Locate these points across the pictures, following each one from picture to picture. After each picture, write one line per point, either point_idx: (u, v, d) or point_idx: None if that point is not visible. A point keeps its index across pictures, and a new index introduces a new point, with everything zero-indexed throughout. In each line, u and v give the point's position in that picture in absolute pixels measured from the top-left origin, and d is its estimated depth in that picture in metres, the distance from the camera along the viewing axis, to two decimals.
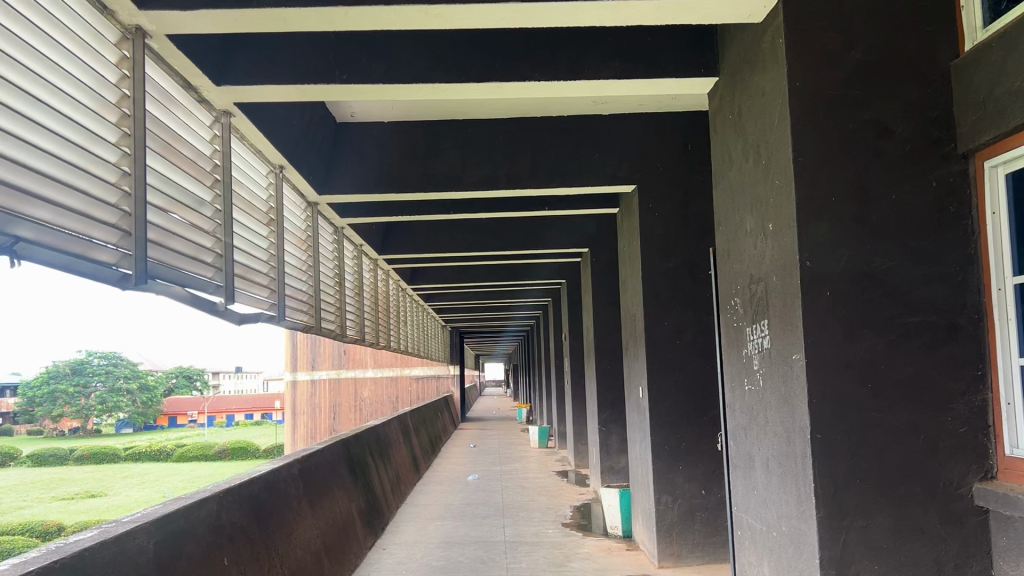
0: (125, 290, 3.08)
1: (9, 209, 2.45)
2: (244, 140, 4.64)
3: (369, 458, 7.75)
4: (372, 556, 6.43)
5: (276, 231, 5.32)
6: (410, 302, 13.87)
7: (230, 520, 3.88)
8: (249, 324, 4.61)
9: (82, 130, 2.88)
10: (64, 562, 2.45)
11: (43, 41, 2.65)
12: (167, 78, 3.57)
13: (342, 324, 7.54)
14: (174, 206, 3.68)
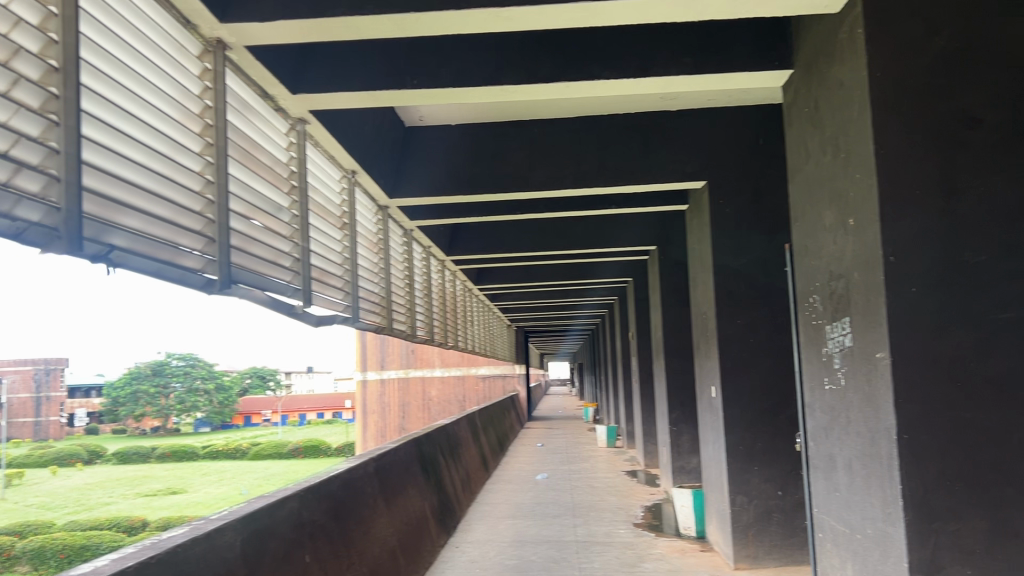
0: (210, 295, 3.18)
1: (102, 218, 2.55)
2: (318, 147, 4.73)
3: (440, 455, 7.82)
4: (446, 554, 6.47)
5: (349, 235, 5.41)
6: (476, 302, 13.95)
7: (311, 518, 3.98)
8: (326, 326, 4.71)
9: (169, 141, 2.98)
10: (159, 558, 2.55)
11: (132, 57, 2.75)
12: (246, 88, 3.67)
13: (412, 324, 7.64)
14: (254, 213, 3.79)
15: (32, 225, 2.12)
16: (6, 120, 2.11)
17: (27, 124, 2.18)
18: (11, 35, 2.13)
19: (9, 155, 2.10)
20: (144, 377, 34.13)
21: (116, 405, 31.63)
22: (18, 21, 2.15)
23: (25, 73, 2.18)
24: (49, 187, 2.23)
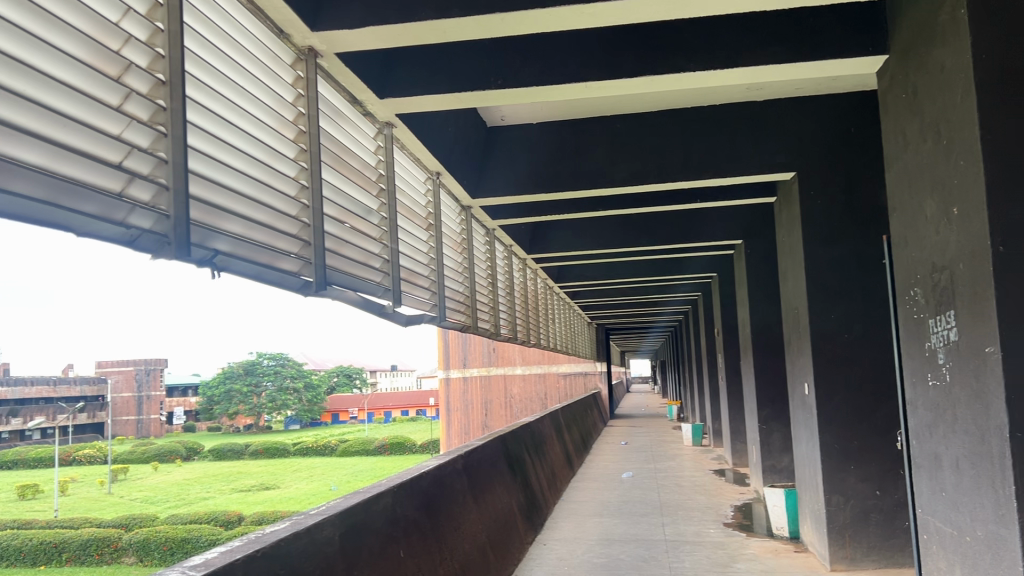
0: (307, 297, 3.29)
1: (206, 224, 2.65)
2: (404, 150, 4.80)
3: (525, 453, 7.84)
4: (534, 552, 6.50)
5: (435, 236, 5.49)
6: (557, 300, 13.96)
7: (405, 513, 4.06)
8: (414, 325, 4.80)
9: (266, 148, 3.09)
10: (264, 552, 2.62)
11: (229, 69, 2.83)
12: (337, 95, 3.76)
13: (496, 323, 7.68)
14: (346, 216, 3.88)
15: (144, 232, 2.23)
16: (119, 133, 2.22)
17: (138, 136, 2.29)
18: (122, 51, 2.25)
19: (122, 166, 2.22)
20: (238, 378, 45.60)
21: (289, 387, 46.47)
22: (128, 38, 2.26)
23: (135, 88, 2.28)
24: (159, 196, 2.32)
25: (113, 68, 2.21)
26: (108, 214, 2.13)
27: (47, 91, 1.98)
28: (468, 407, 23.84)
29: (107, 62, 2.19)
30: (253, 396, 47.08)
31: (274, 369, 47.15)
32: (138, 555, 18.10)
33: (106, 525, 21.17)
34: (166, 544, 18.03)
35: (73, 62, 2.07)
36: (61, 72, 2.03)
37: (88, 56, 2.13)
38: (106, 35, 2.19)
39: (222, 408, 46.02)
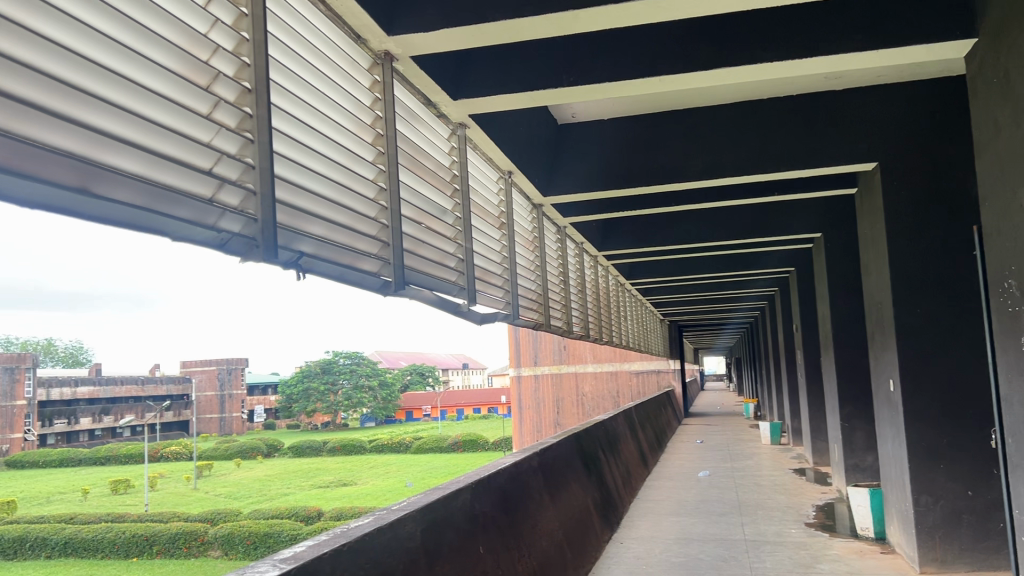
0: (386, 297, 3.36)
1: (291, 226, 2.74)
2: (477, 150, 4.83)
3: (600, 452, 7.80)
4: (611, 550, 6.46)
5: (507, 235, 5.51)
6: (629, 296, 13.84)
7: (482, 510, 4.08)
8: (489, 324, 4.83)
9: (345, 151, 3.16)
10: (349, 546, 2.67)
11: (309, 74, 2.90)
12: (412, 97, 3.81)
13: (569, 321, 7.69)
14: (422, 217, 3.95)
15: (235, 236, 2.31)
16: (208, 140, 2.31)
17: (226, 143, 2.37)
18: (211, 61, 2.32)
19: (212, 172, 2.30)
20: (315, 378, 46.91)
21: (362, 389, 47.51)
22: (216, 48, 2.33)
23: (223, 96, 2.36)
24: (247, 201, 2.40)
25: (203, 78, 2.29)
26: (201, 218, 2.21)
27: (143, 102, 2.07)
28: (540, 404, 24.04)
29: (197, 72, 2.26)
30: (331, 394, 48.25)
31: (350, 368, 48.22)
32: (224, 548, 19.07)
33: (192, 519, 22.01)
34: (249, 539, 18.77)
35: (166, 74, 2.14)
36: (157, 83, 2.12)
37: (180, 68, 2.21)
38: (196, 46, 2.26)
39: (302, 406, 47.49)
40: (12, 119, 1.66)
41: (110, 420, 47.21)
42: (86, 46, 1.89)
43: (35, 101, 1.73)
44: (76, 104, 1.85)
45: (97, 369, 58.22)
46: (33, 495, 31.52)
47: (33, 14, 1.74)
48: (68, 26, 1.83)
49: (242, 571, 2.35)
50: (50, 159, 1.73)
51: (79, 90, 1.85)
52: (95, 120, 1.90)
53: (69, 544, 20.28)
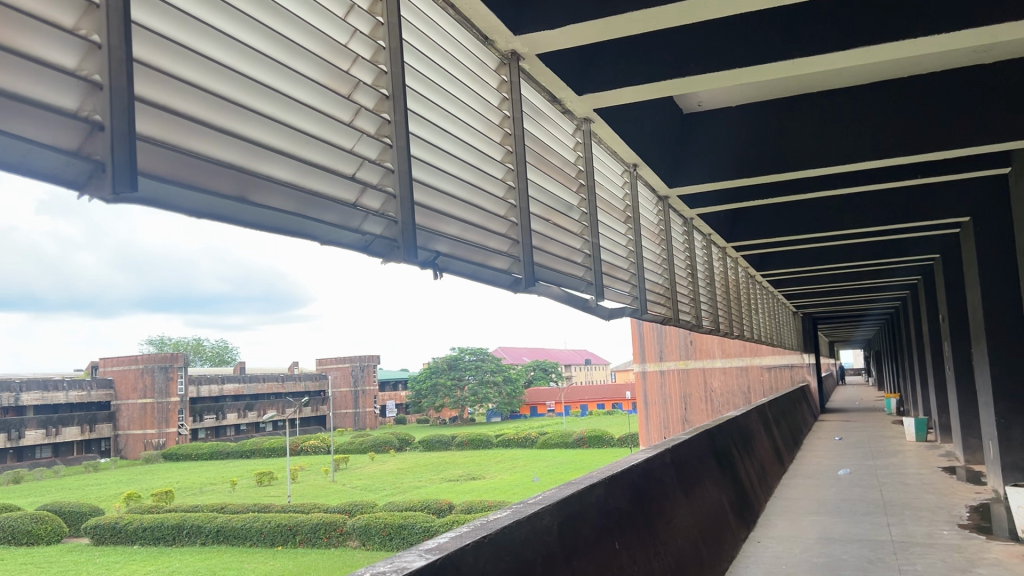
0: (517, 293, 3.43)
1: (427, 228, 2.85)
2: (601, 144, 4.77)
3: (733, 448, 7.61)
4: (748, 549, 6.29)
5: (632, 228, 5.45)
6: (760, 289, 13.44)
7: (617, 505, 4.07)
8: (618, 317, 4.80)
9: (475, 153, 3.22)
10: (490, 537, 2.72)
11: (436, 78, 2.94)
12: (536, 95, 3.81)
13: (698, 314, 7.58)
14: (551, 214, 3.99)
15: (377, 238, 2.43)
16: (351, 147, 2.41)
17: (367, 149, 2.47)
18: (351, 71, 2.40)
19: (355, 177, 2.40)
20: (444, 373, 48.27)
21: (487, 384, 48.45)
22: (356, 58, 2.41)
23: (363, 104, 2.45)
24: (387, 204, 2.50)
25: (345, 88, 2.37)
26: (346, 222, 2.33)
27: (294, 114, 2.18)
28: (667, 400, 23.89)
29: (340, 82, 2.35)
30: (458, 389, 49.41)
31: (475, 364, 49.23)
32: (361, 539, 19.66)
33: (332, 510, 22.99)
34: (385, 530, 19.39)
35: (312, 84, 2.24)
36: (304, 94, 2.21)
37: (326, 79, 2.30)
38: (339, 57, 2.34)
39: (431, 401, 48.97)
40: (180, 135, 1.80)
41: (254, 415, 50.03)
42: (241, 63, 1.99)
43: (197, 117, 1.86)
44: (234, 119, 1.97)
45: (243, 367, 61.83)
46: (188, 485, 33.72)
47: (196, 35, 1.85)
48: (222, 44, 1.92)
49: (390, 560, 2.42)
50: (212, 170, 1.86)
51: (238, 105, 1.97)
52: (252, 133, 2.03)
53: (220, 532, 21.68)
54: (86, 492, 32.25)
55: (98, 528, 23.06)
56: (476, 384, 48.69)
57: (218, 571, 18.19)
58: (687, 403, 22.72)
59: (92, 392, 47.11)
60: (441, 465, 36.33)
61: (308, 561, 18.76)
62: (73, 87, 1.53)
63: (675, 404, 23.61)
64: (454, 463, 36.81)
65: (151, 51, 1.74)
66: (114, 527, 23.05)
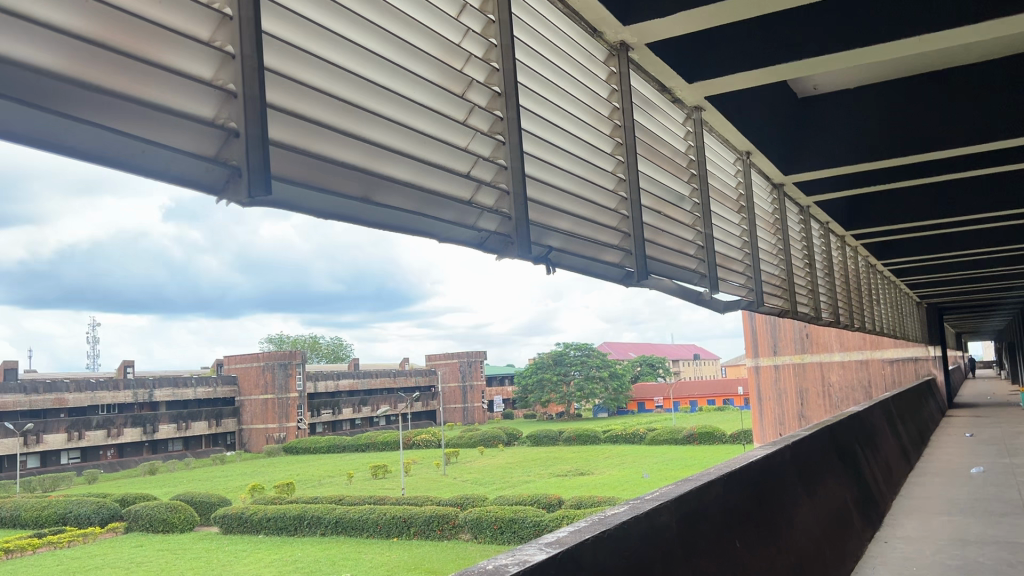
0: (630, 287, 3.40)
1: (541, 223, 2.87)
2: (714, 133, 4.63)
3: (857, 445, 7.30)
4: (874, 549, 6.04)
5: (746, 217, 5.32)
6: (882, 280, 12.84)
7: (737, 502, 3.95)
8: (733, 311, 4.68)
9: (585, 146, 3.20)
10: (609, 532, 2.69)
11: (541, 72, 2.90)
12: (646, 85, 3.73)
13: (817, 306, 7.33)
14: (662, 205, 3.94)
15: (492, 234, 2.46)
16: (465, 145, 2.44)
17: (481, 147, 2.50)
18: (465, 70, 2.43)
19: (470, 175, 2.44)
20: (549, 369, 48.52)
21: (594, 379, 48.36)
22: (469, 56, 2.43)
23: (477, 102, 2.47)
24: (501, 200, 2.53)
25: (459, 87, 2.40)
26: (463, 220, 2.37)
27: (411, 115, 2.21)
28: (783, 395, 23.10)
29: (454, 82, 2.38)
30: (563, 385, 49.61)
31: (580, 359, 49.28)
32: (473, 532, 20.10)
33: (444, 503, 23.41)
34: (496, 524, 19.62)
35: (425, 83, 2.25)
36: (416, 94, 2.23)
37: (441, 79, 2.33)
38: (452, 56, 2.37)
39: (538, 396, 49.33)
40: (308, 138, 1.87)
41: (368, 409, 51.55)
42: (356, 64, 2.02)
43: (323, 121, 1.93)
44: (354, 121, 2.01)
45: (356, 363, 63.86)
46: (308, 478, 35.07)
47: (318, 42, 1.90)
48: (333, 44, 1.94)
49: (512, 553, 2.43)
50: (337, 173, 1.93)
51: (358, 107, 2.01)
52: (372, 135, 2.08)
53: (339, 523, 22.33)
54: (214, 483, 34.01)
55: (227, 518, 24.23)
56: (582, 379, 48.72)
57: (338, 560, 18.84)
58: (803, 400, 21.79)
59: (218, 387, 49.61)
60: (549, 461, 36.53)
61: (422, 552, 19.23)
62: (211, 96, 1.62)
63: (789, 401, 22.72)
64: (563, 458, 36.90)
65: (279, 58, 1.80)
66: (241, 517, 24.07)
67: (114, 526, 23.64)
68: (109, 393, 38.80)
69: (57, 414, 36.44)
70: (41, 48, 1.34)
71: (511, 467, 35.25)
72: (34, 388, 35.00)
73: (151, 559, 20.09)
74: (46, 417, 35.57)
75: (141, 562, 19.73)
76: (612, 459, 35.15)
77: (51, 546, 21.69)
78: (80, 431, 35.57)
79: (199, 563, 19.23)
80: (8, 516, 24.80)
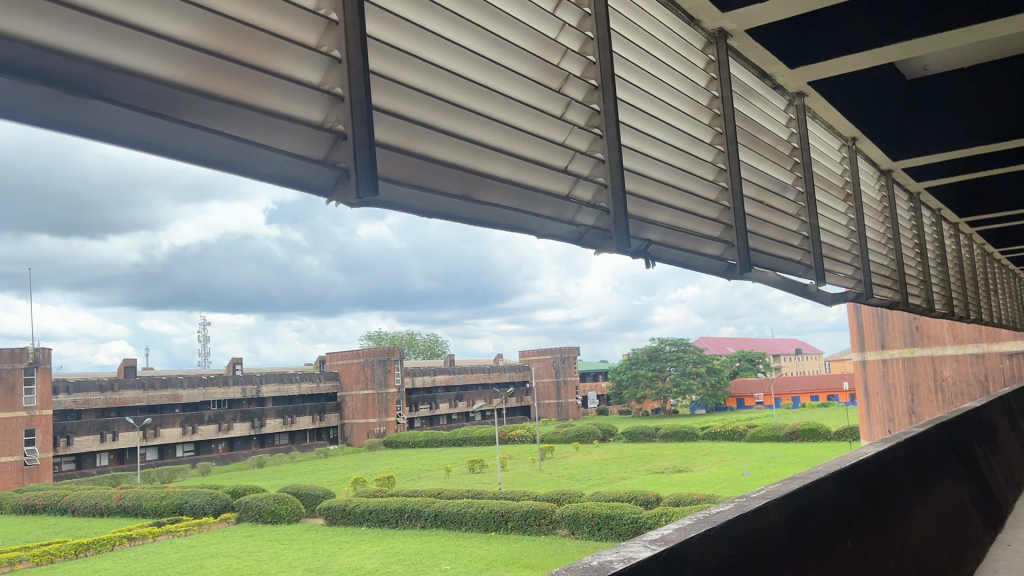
0: (732, 280, 3.33)
1: (639, 217, 2.84)
2: (816, 119, 4.46)
3: (976, 444, 6.92)
4: (996, 553, 5.74)
5: (854, 206, 5.13)
6: (999, 270, 12.12)
7: (848, 502, 3.77)
8: (841, 303, 4.51)
9: (685, 136, 3.15)
10: (715, 530, 2.60)
11: (636, 63, 2.85)
12: (745, 73, 3.63)
13: (930, 298, 7.02)
14: (765, 195, 3.85)
15: (590, 229, 2.45)
16: (563, 139, 2.43)
17: (579, 141, 2.48)
18: (562, 66, 2.41)
19: (568, 170, 2.43)
20: (644, 365, 47.98)
21: (690, 375, 47.66)
22: (566, 52, 2.41)
23: (574, 96, 2.46)
24: (599, 195, 2.52)
25: (556, 82, 2.39)
26: (561, 215, 2.38)
27: (510, 114, 2.22)
28: (888, 391, 21.81)
29: (551, 77, 2.37)
30: (659, 380, 48.92)
31: (676, 355, 48.47)
32: (571, 528, 20.13)
33: (541, 498, 23.44)
34: (593, 519, 19.62)
35: (522, 81, 2.25)
36: (512, 90, 2.23)
37: (539, 76, 2.32)
38: (549, 51, 2.35)
39: (633, 391, 48.90)
40: (410, 139, 1.90)
41: (464, 405, 52.19)
42: (454, 64, 2.03)
43: (423, 121, 1.95)
44: (452, 120, 2.03)
45: (451, 359, 64.70)
46: (408, 471, 35.80)
47: (417, 41, 1.92)
48: (431, 43, 1.96)
49: (616, 550, 2.39)
50: (437, 171, 1.95)
51: (459, 106, 2.04)
52: (473, 133, 2.10)
53: (438, 516, 22.67)
54: (319, 476, 35.06)
55: (332, 510, 24.93)
56: (679, 376, 48.02)
57: (437, 553, 19.17)
58: (909, 397, 20.29)
59: (320, 383, 51.23)
60: (646, 458, 36.17)
61: (521, 547, 19.34)
62: (319, 101, 1.66)
63: (896, 398, 21.17)
64: (660, 455, 36.45)
65: (383, 63, 1.83)
66: (344, 509, 24.63)
67: (226, 517, 24.62)
68: (220, 388, 40.52)
69: (173, 409, 38.90)
70: (161, 60, 1.42)
71: (607, 465, 35.08)
72: (150, 384, 37.27)
73: (260, 549, 20.83)
74: (163, 413, 37.72)
75: (252, 551, 20.50)
76: (711, 457, 34.51)
77: (169, 534, 22.83)
78: (193, 426, 37.30)
79: (307, 554, 19.92)
80: (130, 505, 25.65)
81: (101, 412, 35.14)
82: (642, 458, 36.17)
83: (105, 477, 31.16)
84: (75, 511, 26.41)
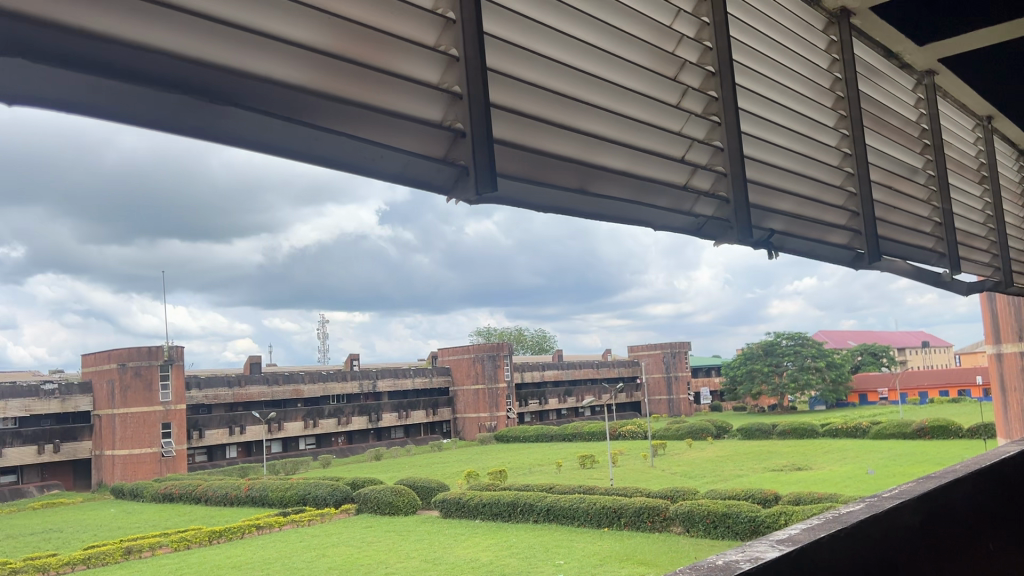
0: (859, 269, 3.22)
1: (760, 207, 2.76)
2: (946, 96, 4.21)
3: None
4: None
5: (990, 189, 4.81)
6: None
7: (989, 501, 3.53)
8: (977, 292, 4.25)
9: (807, 121, 3.03)
10: (845, 531, 2.48)
11: (754, 46, 2.75)
12: (870, 51, 3.45)
13: None
14: (893, 180, 3.68)
15: (709, 220, 2.41)
16: (679, 129, 2.37)
17: (696, 130, 2.42)
18: (677, 54, 2.33)
19: (684, 159, 2.38)
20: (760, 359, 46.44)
21: (808, 369, 45.87)
22: (681, 38, 2.32)
23: (690, 85, 2.38)
24: (718, 184, 2.45)
25: (671, 71, 2.32)
26: (679, 207, 2.35)
27: (625, 106, 2.19)
28: None
29: (665, 65, 2.30)
30: (776, 375, 47.28)
31: (793, 349, 46.58)
32: (686, 525, 19.80)
33: (654, 495, 23.08)
34: (709, 518, 19.25)
35: (636, 70, 2.20)
36: (626, 80, 2.19)
37: (654, 65, 2.26)
38: (664, 40, 2.28)
39: (748, 387, 47.46)
40: (527, 134, 1.90)
41: (575, 400, 52.03)
42: (568, 57, 2.02)
43: (539, 116, 1.95)
44: (567, 114, 2.02)
45: (560, 355, 64.58)
46: (519, 466, 35.93)
47: (531, 37, 1.91)
48: (545, 36, 1.94)
49: (742, 549, 2.33)
50: (554, 166, 1.95)
51: (574, 100, 2.03)
52: (588, 127, 2.08)
53: (551, 511, 22.69)
54: (433, 469, 35.69)
55: (446, 502, 25.29)
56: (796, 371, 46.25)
57: (551, 547, 19.23)
58: None
59: (433, 379, 52.18)
60: (762, 455, 35.08)
61: (634, 543, 19.15)
62: (438, 100, 1.69)
63: None
64: (777, 452, 35.31)
65: (500, 58, 1.84)
66: (459, 502, 24.96)
67: (347, 508, 25.38)
68: (338, 383, 41.81)
69: (295, 404, 40.48)
70: (287, 64, 1.47)
71: (721, 462, 34.22)
72: (274, 379, 38.99)
73: (379, 539, 21.42)
74: (286, 407, 39.31)
75: (371, 541, 21.10)
76: (832, 454, 33.10)
77: (294, 523, 23.83)
78: (315, 419, 38.62)
79: (423, 545, 20.37)
80: (258, 495, 26.80)
81: (230, 406, 37.04)
82: (759, 455, 35.08)
83: (234, 468, 32.76)
84: (209, 499, 27.81)
